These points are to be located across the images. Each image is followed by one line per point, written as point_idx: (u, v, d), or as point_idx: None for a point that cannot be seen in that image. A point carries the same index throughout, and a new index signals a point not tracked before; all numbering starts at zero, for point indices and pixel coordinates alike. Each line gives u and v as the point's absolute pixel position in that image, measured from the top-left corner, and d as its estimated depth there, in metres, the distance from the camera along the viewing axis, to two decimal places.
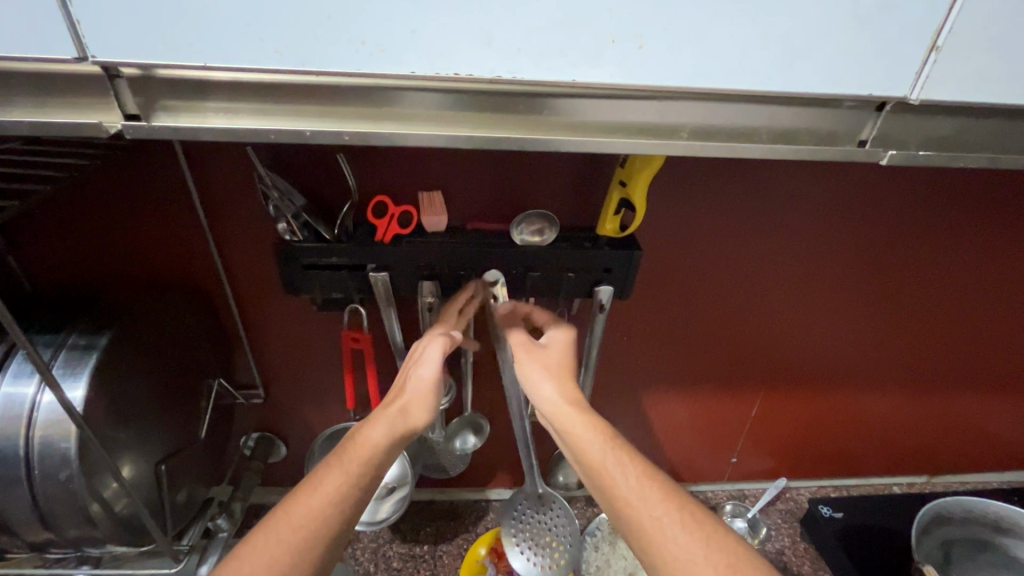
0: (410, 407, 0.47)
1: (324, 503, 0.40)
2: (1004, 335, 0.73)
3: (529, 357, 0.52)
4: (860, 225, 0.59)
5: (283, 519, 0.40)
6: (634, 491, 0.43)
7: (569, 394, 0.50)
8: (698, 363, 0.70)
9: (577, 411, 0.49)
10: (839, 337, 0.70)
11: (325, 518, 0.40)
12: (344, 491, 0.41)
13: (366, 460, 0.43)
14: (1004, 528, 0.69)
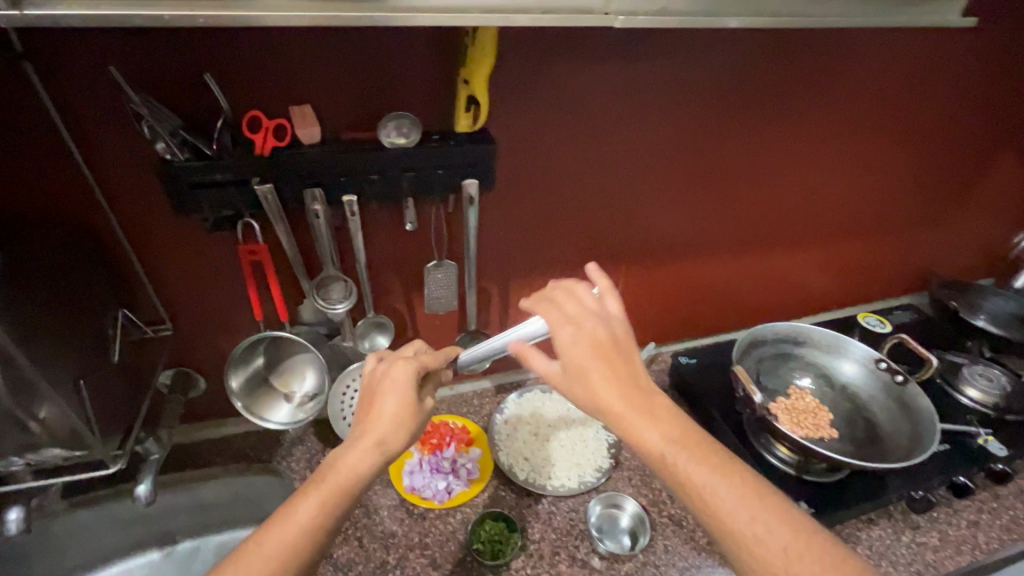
0: (386, 436, 0.56)
1: (295, 534, 0.50)
2: (785, 193, 0.95)
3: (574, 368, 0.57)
4: (662, 112, 0.75)
5: (255, 550, 0.49)
6: (715, 482, 0.49)
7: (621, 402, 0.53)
8: (564, 246, 0.84)
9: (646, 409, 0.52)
10: (667, 212, 0.88)
11: (299, 541, 0.49)
12: (312, 524, 0.50)
13: (339, 487, 0.53)
14: (800, 341, 0.91)
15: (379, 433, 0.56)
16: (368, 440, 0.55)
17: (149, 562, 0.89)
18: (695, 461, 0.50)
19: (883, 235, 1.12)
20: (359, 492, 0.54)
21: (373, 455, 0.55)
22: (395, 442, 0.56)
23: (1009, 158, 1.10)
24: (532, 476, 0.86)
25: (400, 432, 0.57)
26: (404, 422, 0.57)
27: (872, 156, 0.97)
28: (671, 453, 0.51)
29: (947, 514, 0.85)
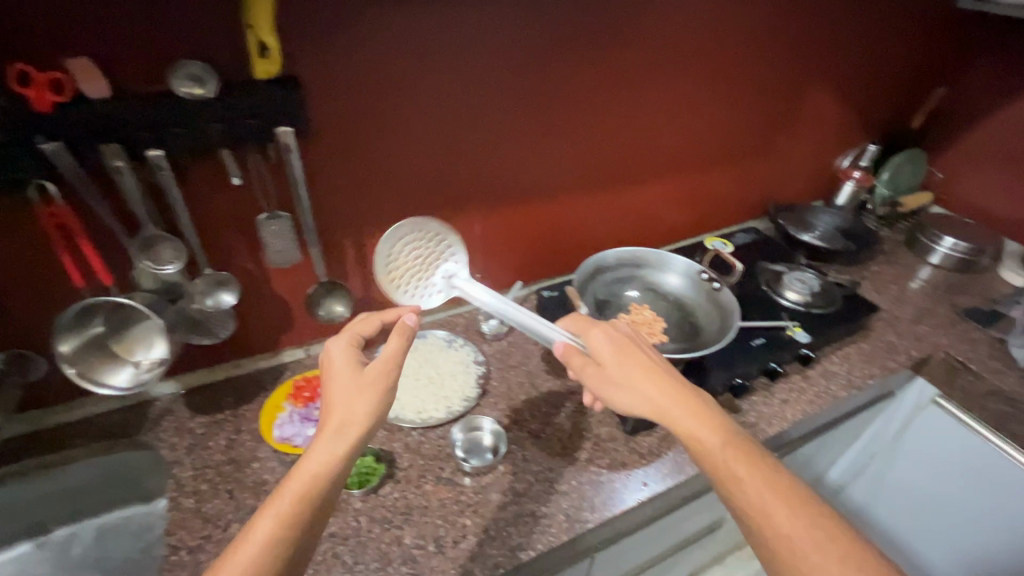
0: (346, 424, 0.61)
1: (270, 534, 0.53)
2: (618, 131, 1.03)
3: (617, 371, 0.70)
4: (474, 56, 0.81)
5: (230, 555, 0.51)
6: (721, 454, 0.61)
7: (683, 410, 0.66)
8: (409, 193, 0.89)
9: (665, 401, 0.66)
10: (505, 154, 0.94)
11: (273, 540, 0.53)
12: (286, 521, 0.54)
13: (308, 484, 0.56)
14: (640, 263, 1.02)
15: (337, 425, 0.61)
16: (329, 435, 0.60)
17: (17, 556, 0.83)
18: (709, 435, 0.63)
19: (720, 167, 1.25)
20: (328, 489, 0.57)
21: (337, 445, 0.59)
22: (357, 423, 0.61)
23: (816, 88, 1.25)
24: (401, 413, 0.92)
25: (351, 421, 0.61)
26: (359, 402, 0.63)
27: (691, 92, 1.07)
28: (693, 434, 0.63)
29: (763, 396, 1.00)
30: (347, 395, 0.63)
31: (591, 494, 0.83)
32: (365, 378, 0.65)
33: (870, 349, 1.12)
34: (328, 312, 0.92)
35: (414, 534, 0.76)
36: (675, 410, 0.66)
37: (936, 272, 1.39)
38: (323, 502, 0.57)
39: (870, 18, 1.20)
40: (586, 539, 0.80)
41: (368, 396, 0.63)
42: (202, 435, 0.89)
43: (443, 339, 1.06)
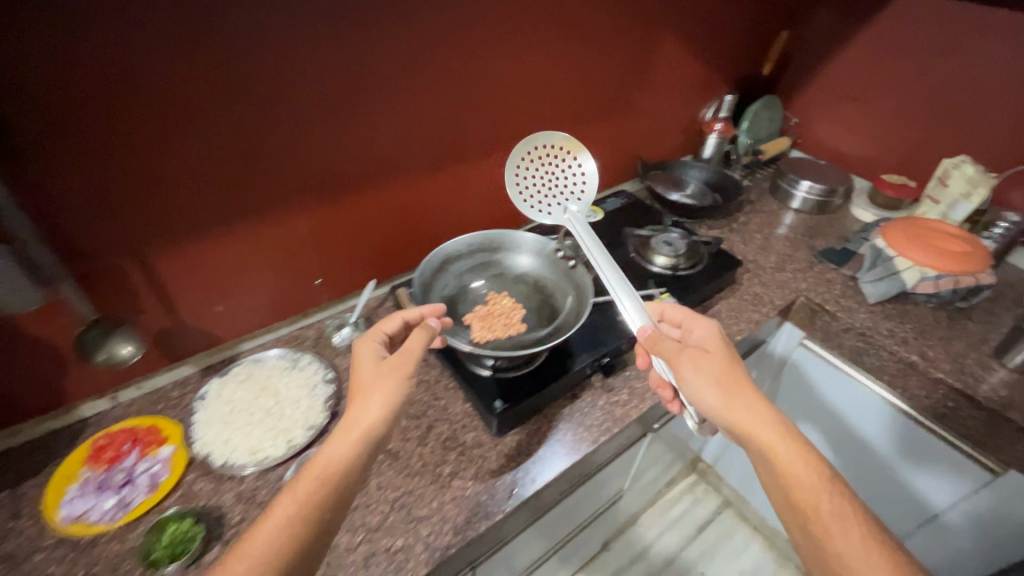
0: (367, 418, 0.64)
1: (290, 520, 0.57)
2: (453, 105, 0.94)
3: (710, 362, 0.71)
4: (242, 27, 0.66)
5: (252, 539, 0.55)
6: (806, 479, 0.63)
7: (778, 424, 0.66)
8: (199, 198, 0.75)
9: (743, 401, 0.67)
10: (314, 143, 0.81)
11: (293, 526, 0.57)
12: (302, 511, 0.58)
13: (325, 470, 0.61)
14: (495, 247, 0.93)
15: (361, 420, 0.64)
16: (352, 432, 0.63)
17: None
18: (788, 446, 0.65)
19: (578, 132, 1.19)
20: (347, 479, 0.61)
21: (356, 440, 0.62)
22: (374, 417, 0.64)
23: (665, 40, 1.20)
24: (232, 458, 0.79)
25: (374, 422, 0.64)
26: (383, 396, 0.65)
27: (532, 55, 0.99)
28: (777, 447, 0.64)
29: (635, 369, 0.96)
30: (369, 390, 0.66)
31: (455, 514, 0.75)
32: (390, 367, 0.67)
33: (737, 303, 1.13)
34: (108, 358, 0.72)
35: None
36: (765, 412, 0.66)
37: (798, 217, 1.43)
38: (339, 490, 0.60)
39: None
40: (452, 564, 0.73)
41: (388, 387, 0.66)
42: None
43: (287, 358, 0.93)
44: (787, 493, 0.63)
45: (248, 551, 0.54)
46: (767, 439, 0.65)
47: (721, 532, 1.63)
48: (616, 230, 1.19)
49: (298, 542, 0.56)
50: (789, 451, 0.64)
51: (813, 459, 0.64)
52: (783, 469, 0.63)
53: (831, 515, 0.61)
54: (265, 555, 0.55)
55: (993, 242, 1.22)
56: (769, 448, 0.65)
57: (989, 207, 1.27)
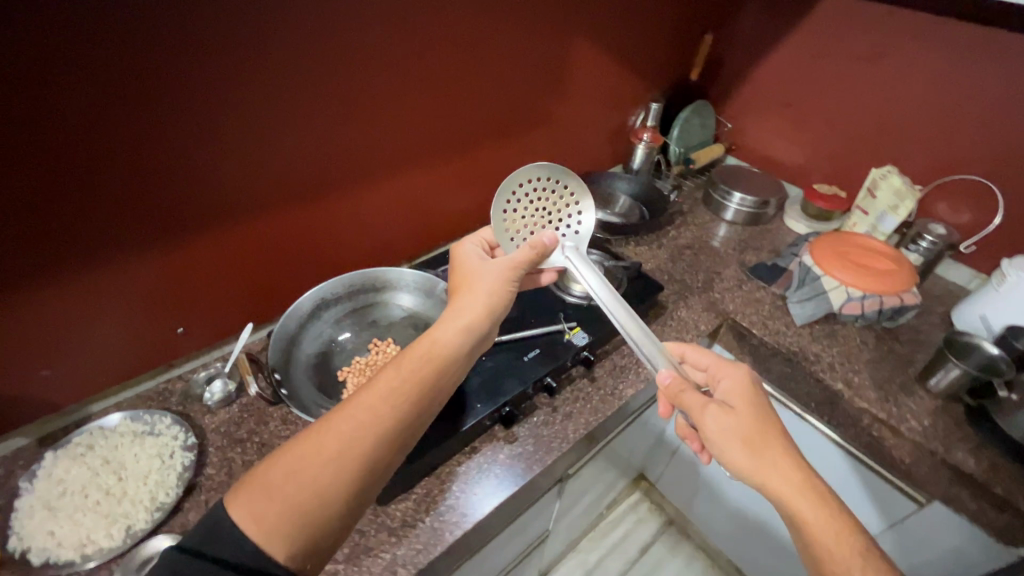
0: (467, 309, 0.64)
1: (372, 412, 0.54)
2: (333, 130, 0.84)
3: (733, 419, 0.61)
4: (33, 62, 0.55)
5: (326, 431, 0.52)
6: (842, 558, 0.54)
7: (814, 491, 0.57)
8: (6, 256, 0.63)
9: (773, 460, 0.58)
10: (143, 181, 0.69)
11: (377, 418, 0.54)
12: (393, 396, 0.56)
13: (430, 354, 0.60)
14: (380, 287, 0.84)
15: (461, 311, 0.64)
16: (458, 318, 0.64)
17: None
18: (822, 517, 0.55)
19: (486, 148, 1.11)
20: (443, 368, 0.60)
21: (461, 333, 0.62)
22: (480, 307, 0.65)
23: (580, 46, 1.11)
24: (57, 554, 0.66)
25: (481, 313, 0.65)
26: (481, 288, 0.66)
27: (422, 71, 0.89)
28: (809, 518, 0.56)
29: (542, 416, 0.88)
30: (475, 282, 0.67)
31: None
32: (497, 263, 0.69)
33: (660, 330, 1.06)
34: None
35: None
36: (801, 489, 0.57)
37: (731, 229, 1.37)
38: (437, 379, 0.59)
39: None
40: None
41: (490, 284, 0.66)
42: None
43: (143, 423, 0.80)
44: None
45: (354, 417, 0.53)
46: (806, 514, 0.56)
47: (664, 552, 1.60)
48: None
49: (402, 411, 0.55)
50: (833, 526, 0.55)
51: (859, 536, 0.55)
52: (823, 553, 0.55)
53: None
54: (334, 450, 0.51)
55: (919, 256, 1.19)
56: (809, 526, 0.56)
57: (915, 219, 1.23)
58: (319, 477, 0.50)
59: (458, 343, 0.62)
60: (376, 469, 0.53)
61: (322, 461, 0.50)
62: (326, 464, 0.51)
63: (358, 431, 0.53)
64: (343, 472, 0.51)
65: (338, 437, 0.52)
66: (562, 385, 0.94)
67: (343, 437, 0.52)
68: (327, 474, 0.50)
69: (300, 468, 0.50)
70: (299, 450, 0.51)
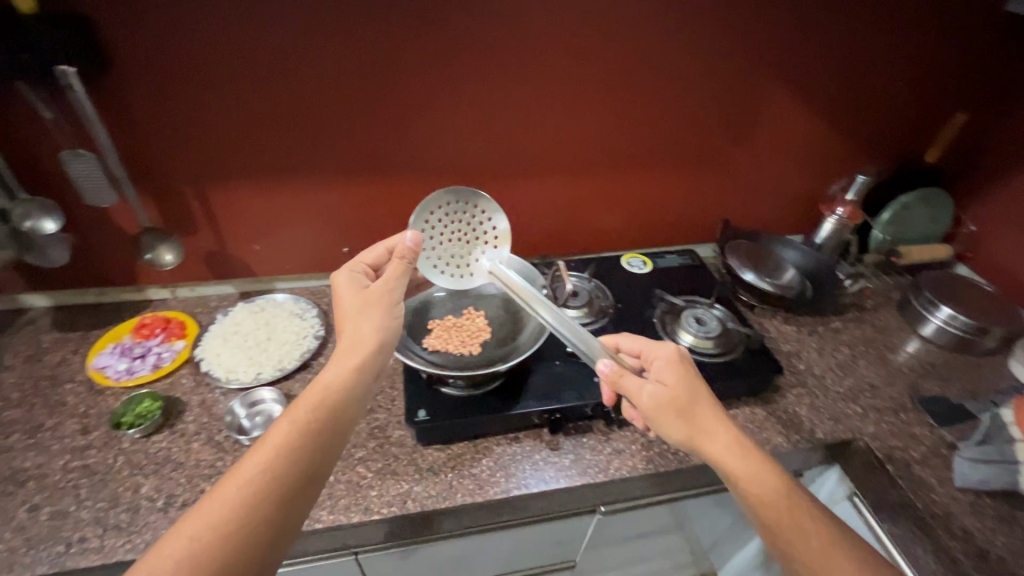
0: (354, 340, 0.68)
1: (262, 465, 0.55)
2: (500, 121, 0.97)
3: (664, 391, 0.68)
4: (304, 24, 0.80)
5: (218, 491, 0.53)
6: (771, 493, 0.61)
7: (737, 439, 0.65)
8: (255, 153, 0.91)
9: (701, 420, 0.66)
10: (348, 124, 0.91)
11: (267, 470, 0.55)
12: (284, 444, 0.57)
13: (318, 400, 0.62)
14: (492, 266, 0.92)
15: (347, 343, 0.67)
16: (342, 352, 0.67)
17: None
18: (750, 466, 0.63)
19: (648, 177, 1.11)
20: (337, 404, 0.63)
21: (346, 367, 0.65)
22: (369, 335, 0.68)
23: (776, 94, 1.04)
24: (214, 369, 0.93)
25: (367, 341, 0.68)
26: (369, 320, 0.69)
27: (595, 87, 0.96)
28: (742, 467, 0.63)
29: (592, 439, 0.87)
30: (354, 318, 0.70)
31: (341, 495, 0.78)
32: (375, 297, 0.71)
33: (766, 417, 0.93)
34: (154, 257, 0.93)
35: (152, 486, 0.77)
36: (732, 446, 0.64)
37: (925, 348, 1.10)
38: (330, 417, 0.61)
39: (857, 13, 0.97)
40: (316, 539, 0.76)
41: (374, 317, 0.70)
42: (47, 347, 0.96)
43: (298, 306, 1.05)
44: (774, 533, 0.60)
45: (245, 472, 0.54)
46: (744, 468, 0.62)
47: None
48: (648, 288, 1.08)
49: (300, 455, 0.57)
50: (766, 480, 0.62)
51: None
52: (764, 503, 0.61)
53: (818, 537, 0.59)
54: (231, 509, 0.52)
55: None
56: (748, 479, 0.62)
57: None
58: (234, 543, 0.50)
59: (348, 376, 0.65)
60: (297, 510, 0.55)
61: (227, 529, 0.50)
62: (223, 524, 0.51)
63: (259, 487, 0.54)
64: (249, 527, 0.51)
65: (240, 500, 0.52)
66: (626, 421, 0.91)
67: (246, 484, 0.53)
68: (241, 534, 0.51)
69: (196, 531, 0.50)
70: (197, 517, 0.51)
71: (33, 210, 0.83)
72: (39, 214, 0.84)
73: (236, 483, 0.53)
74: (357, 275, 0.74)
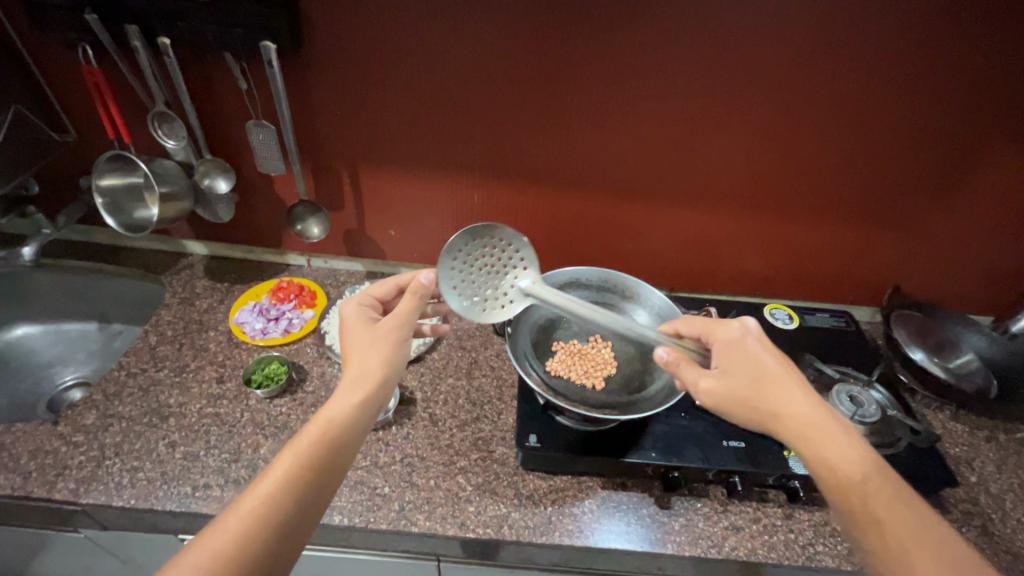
0: (359, 369, 0.60)
1: (257, 503, 0.49)
2: (661, 140, 0.90)
3: (728, 364, 0.62)
4: (485, 19, 0.78)
5: (215, 529, 0.47)
6: (844, 464, 0.55)
7: (807, 407, 0.58)
8: (411, 142, 0.92)
9: (769, 389, 0.59)
10: (504, 124, 0.89)
11: (262, 509, 0.49)
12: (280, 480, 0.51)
13: (317, 434, 0.55)
14: (629, 296, 0.86)
15: (351, 373, 0.59)
16: (345, 382, 0.59)
17: (89, 328, 1.16)
18: (824, 439, 0.56)
19: (812, 222, 0.99)
20: (339, 438, 0.55)
21: (351, 399, 0.58)
22: (375, 366, 0.60)
23: (1001, 153, 0.87)
24: (335, 344, 0.96)
25: (371, 371, 0.60)
26: (374, 351, 0.61)
27: (776, 117, 0.86)
28: (814, 440, 0.56)
29: (707, 508, 0.79)
30: (360, 347, 0.62)
31: (438, 503, 0.77)
32: (385, 329, 0.63)
33: None
34: (303, 229, 1.00)
35: (270, 449, 0.81)
36: (802, 421, 0.57)
37: None
38: (332, 453, 0.54)
39: None
40: (409, 542, 0.75)
41: (383, 347, 0.61)
42: (199, 293, 1.05)
43: None
44: (849, 519, 0.53)
45: (243, 508, 0.49)
46: (819, 451, 0.56)
47: None
48: (798, 349, 0.96)
49: (295, 494, 0.51)
50: (839, 460, 0.55)
51: None
52: (837, 485, 0.54)
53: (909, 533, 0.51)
54: (225, 553, 0.46)
55: None
56: (824, 462, 0.55)
57: None
58: None
59: (353, 409, 0.57)
60: (293, 548, 0.50)
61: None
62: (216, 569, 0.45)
63: (251, 525, 0.48)
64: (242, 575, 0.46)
65: (233, 538, 0.47)
66: (749, 495, 0.81)
67: (241, 521, 0.48)
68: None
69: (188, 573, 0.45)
70: (190, 556, 0.46)
71: (215, 168, 0.91)
72: (218, 172, 0.91)
73: (223, 537, 0.47)
74: (365, 308, 0.67)
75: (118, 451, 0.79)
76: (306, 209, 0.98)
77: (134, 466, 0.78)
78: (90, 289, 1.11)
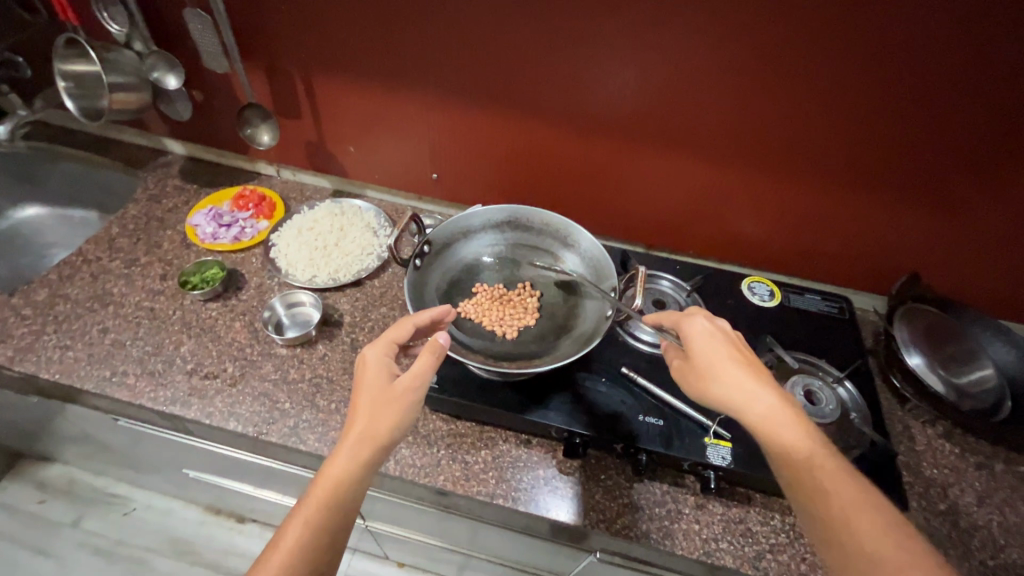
0: (370, 432, 0.53)
1: None
2: (636, 68, 0.76)
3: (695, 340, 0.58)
4: None
5: None
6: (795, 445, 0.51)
7: (764, 388, 0.54)
8: (360, 50, 0.84)
9: (728, 369, 0.55)
10: (459, 35, 0.79)
11: None
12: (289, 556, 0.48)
13: (325, 501, 0.50)
14: (566, 243, 0.78)
15: (360, 434, 0.53)
16: (352, 444, 0.53)
17: (88, 217, 1.21)
18: (779, 420, 0.52)
19: (817, 185, 0.82)
20: (348, 508, 0.51)
21: (360, 464, 0.52)
22: (389, 432, 0.53)
23: None
24: (279, 257, 0.95)
25: (382, 438, 0.53)
26: (389, 412, 0.54)
27: (777, 48, 0.70)
28: (767, 422, 0.52)
29: (610, 481, 0.73)
30: (373, 406, 0.54)
31: (332, 428, 0.75)
32: (400, 387, 0.55)
33: None
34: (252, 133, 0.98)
35: (189, 349, 0.83)
36: (757, 403, 0.53)
37: None
38: (340, 523, 0.51)
39: None
40: (299, 458, 0.75)
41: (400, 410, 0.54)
42: (167, 191, 1.06)
43: (373, 221, 1.01)
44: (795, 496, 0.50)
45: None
46: (774, 433, 0.52)
47: None
48: (758, 331, 0.83)
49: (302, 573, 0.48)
50: (789, 441, 0.51)
51: None
52: (787, 465, 0.50)
53: (866, 522, 0.47)
54: None
55: None
56: (775, 444, 0.51)
57: None
58: None
59: (363, 476, 0.52)
60: None
61: None
62: None
63: None
64: None
65: None
66: (663, 477, 0.74)
67: None
68: None
69: None
70: None
71: (163, 59, 0.89)
72: (167, 64, 0.90)
73: None
74: (386, 353, 0.58)
75: (57, 328, 0.84)
76: (260, 114, 0.96)
77: (67, 344, 0.82)
78: (80, 176, 1.16)
